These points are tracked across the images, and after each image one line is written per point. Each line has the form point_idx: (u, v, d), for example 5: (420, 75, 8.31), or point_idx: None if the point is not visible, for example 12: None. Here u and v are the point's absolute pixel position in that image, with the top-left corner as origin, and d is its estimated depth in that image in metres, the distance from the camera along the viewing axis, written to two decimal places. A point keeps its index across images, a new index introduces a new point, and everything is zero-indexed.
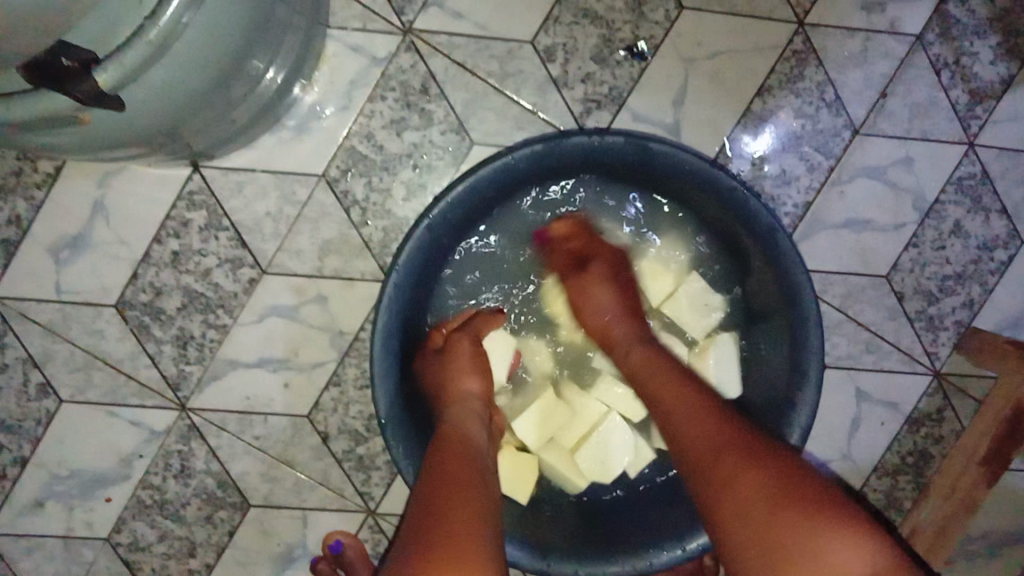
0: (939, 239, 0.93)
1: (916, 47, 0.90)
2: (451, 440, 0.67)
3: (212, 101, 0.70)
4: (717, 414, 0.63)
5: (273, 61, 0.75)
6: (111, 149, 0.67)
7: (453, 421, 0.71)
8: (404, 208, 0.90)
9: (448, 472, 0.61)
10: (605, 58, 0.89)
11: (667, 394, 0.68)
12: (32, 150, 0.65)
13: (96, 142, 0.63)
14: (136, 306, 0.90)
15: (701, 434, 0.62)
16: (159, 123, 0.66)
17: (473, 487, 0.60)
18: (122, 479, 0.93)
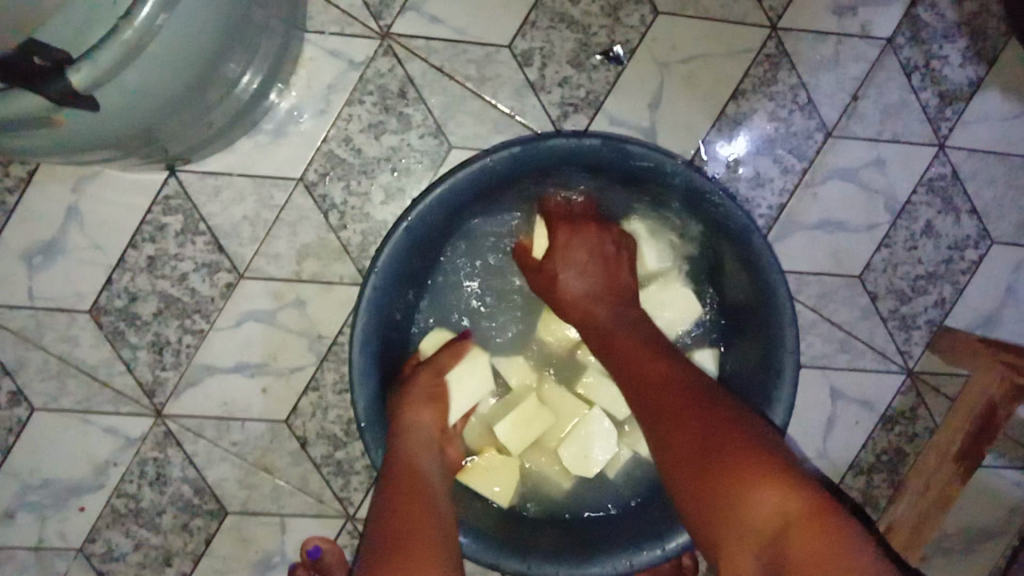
0: (911, 240, 0.95)
1: (886, 51, 0.92)
2: (404, 470, 0.68)
3: (189, 105, 0.70)
4: (669, 371, 0.66)
5: (248, 66, 0.75)
6: (86, 152, 0.67)
7: (406, 452, 0.71)
8: (383, 211, 0.90)
9: (401, 502, 0.63)
10: (581, 62, 0.90)
11: (626, 351, 0.70)
12: (7, 153, 0.65)
13: (70, 145, 0.63)
14: (111, 312, 0.89)
15: (655, 379, 0.66)
16: (135, 126, 0.65)
17: (424, 516, 0.62)
18: (96, 488, 0.91)
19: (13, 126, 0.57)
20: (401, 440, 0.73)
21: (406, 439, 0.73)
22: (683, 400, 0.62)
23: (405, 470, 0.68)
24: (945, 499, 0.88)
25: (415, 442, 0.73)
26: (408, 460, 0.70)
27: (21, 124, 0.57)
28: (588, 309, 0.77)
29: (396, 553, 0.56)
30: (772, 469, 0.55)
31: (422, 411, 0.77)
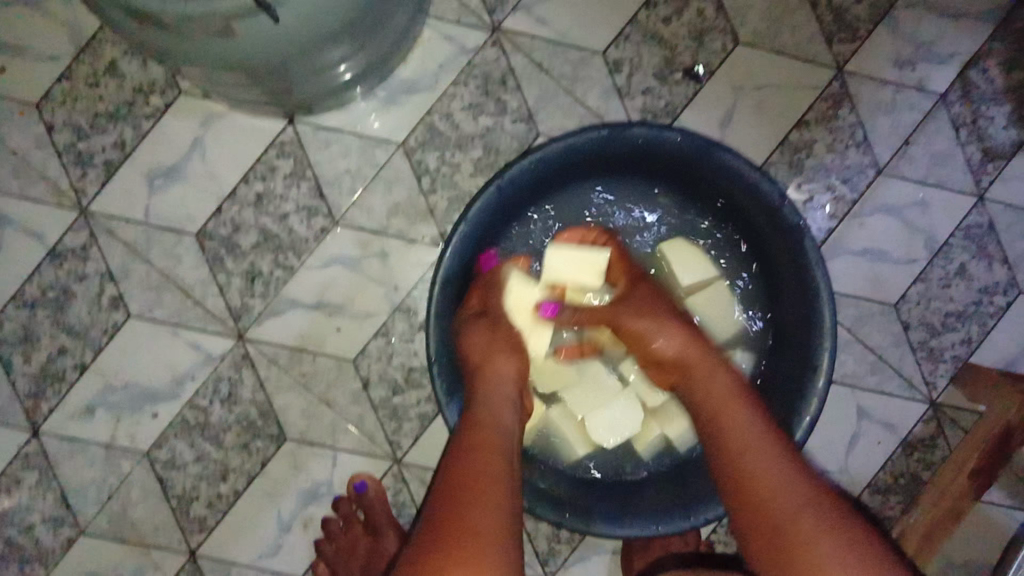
0: (945, 278, 1.03)
1: (939, 104, 1.02)
2: (485, 428, 0.73)
3: (321, 54, 0.79)
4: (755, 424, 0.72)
5: (353, 54, 0.85)
6: (231, 69, 0.77)
7: (488, 407, 0.77)
8: (470, 182, 0.99)
9: (475, 459, 0.69)
10: (665, 76, 1.00)
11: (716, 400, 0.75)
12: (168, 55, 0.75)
13: (229, 58, 0.73)
14: (215, 238, 0.99)
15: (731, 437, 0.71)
16: (280, 54, 0.75)
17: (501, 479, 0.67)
18: (172, 398, 0.99)
19: (187, 25, 0.67)
20: (479, 397, 0.78)
21: (484, 392, 0.79)
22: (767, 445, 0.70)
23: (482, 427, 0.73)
24: (956, 514, 0.95)
25: (498, 399, 0.78)
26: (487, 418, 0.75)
27: (205, 30, 0.67)
28: (683, 351, 0.80)
29: (462, 514, 0.63)
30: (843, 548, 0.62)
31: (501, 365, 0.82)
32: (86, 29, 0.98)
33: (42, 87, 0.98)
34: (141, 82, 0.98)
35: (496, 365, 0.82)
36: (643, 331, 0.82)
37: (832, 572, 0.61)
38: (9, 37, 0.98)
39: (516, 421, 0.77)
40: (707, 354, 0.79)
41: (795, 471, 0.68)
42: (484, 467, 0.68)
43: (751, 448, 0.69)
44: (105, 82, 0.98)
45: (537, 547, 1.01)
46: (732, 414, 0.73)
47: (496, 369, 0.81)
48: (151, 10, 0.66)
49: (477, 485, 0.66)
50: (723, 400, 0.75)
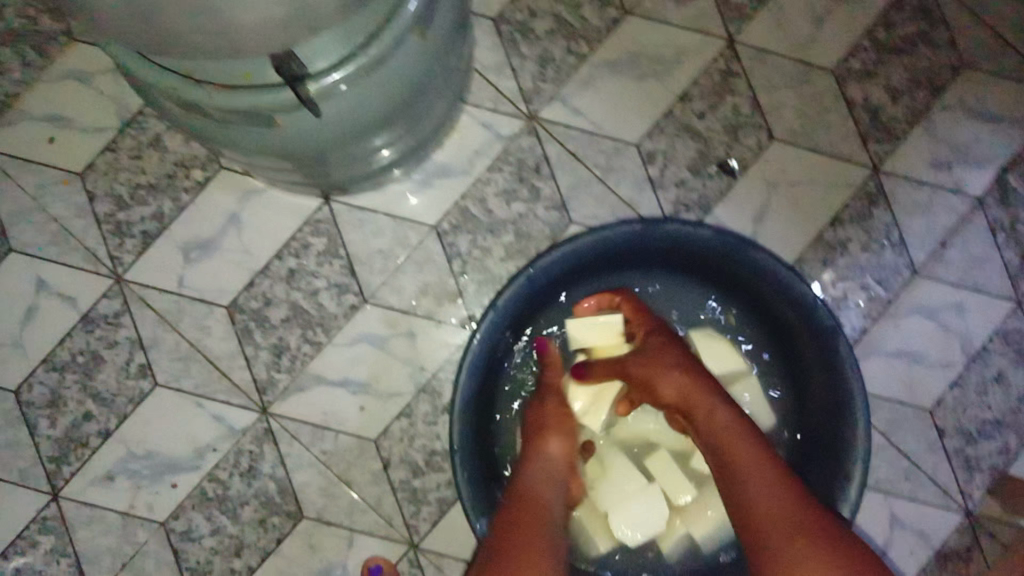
0: (982, 384, 1.00)
1: (975, 207, 1.01)
2: (526, 500, 0.74)
3: (356, 143, 0.82)
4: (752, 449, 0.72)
5: (390, 142, 0.87)
6: (268, 153, 0.79)
7: (532, 484, 0.77)
8: (500, 266, 1.00)
9: (520, 524, 0.70)
10: (699, 169, 1.01)
11: (710, 426, 0.75)
12: (208, 135, 0.77)
13: (270, 143, 0.75)
14: (245, 311, 0.99)
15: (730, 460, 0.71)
16: (321, 141, 0.77)
17: (540, 541, 0.68)
18: (192, 469, 0.99)
19: (233, 117, 0.70)
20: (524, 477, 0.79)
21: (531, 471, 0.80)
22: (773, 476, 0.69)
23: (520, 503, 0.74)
24: None
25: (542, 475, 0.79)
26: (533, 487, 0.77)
27: (249, 121, 0.70)
28: (681, 380, 0.79)
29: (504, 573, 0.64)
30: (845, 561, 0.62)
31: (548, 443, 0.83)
32: (136, 103, 1.02)
33: (90, 158, 1.02)
34: (185, 156, 1.01)
35: (545, 441, 0.83)
36: (649, 373, 0.81)
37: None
38: (62, 109, 1.02)
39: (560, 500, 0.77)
40: (706, 391, 0.77)
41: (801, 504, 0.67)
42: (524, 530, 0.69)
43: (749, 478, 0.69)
44: (151, 155, 1.01)
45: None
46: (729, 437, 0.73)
47: (543, 446, 0.82)
48: (197, 102, 0.67)
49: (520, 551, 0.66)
50: (718, 424, 0.75)
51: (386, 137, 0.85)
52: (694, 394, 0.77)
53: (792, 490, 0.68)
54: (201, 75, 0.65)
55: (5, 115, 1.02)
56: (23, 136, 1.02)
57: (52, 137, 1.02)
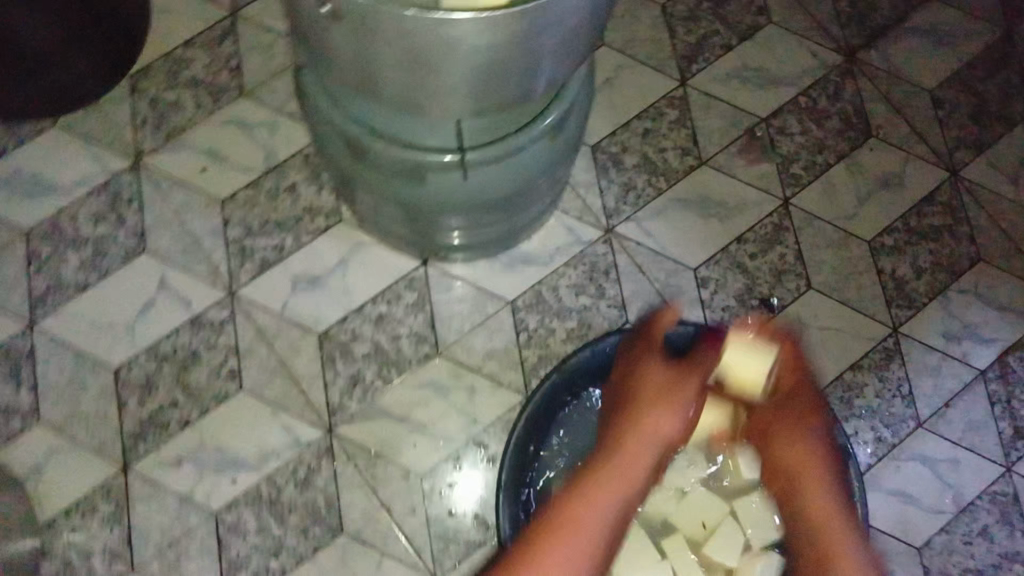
0: (970, 537, 1.10)
1: (978, 379, 1.15)
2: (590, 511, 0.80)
3: (477, 215, 0.99)
4: (829, 524, 0.87)
5: (505, 220, 1.05)
6: (402, 206, 0.97)
7: (660, 425, 0.88)
8: (560, 346, 1.14)
9: (626, 447, 0.85)
10: (743, 300, 1.17)
11: (801, 483, 0.92)
12: (361, 181, 0.96)
13: (407, 197, 0.94)
14: (334, 340, 1.14)
15: (819, 522, 0.88)
16: (444, 208, 0.95)
17: (628, 485, 0.82)
18: (253, 469, 1.09)
19: (390, 166, 0.88)
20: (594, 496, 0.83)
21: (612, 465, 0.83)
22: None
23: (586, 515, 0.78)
24: None
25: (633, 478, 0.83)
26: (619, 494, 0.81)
27: (401, 172, 0.89)
28: (795, 455, 0.93)
29: (596, 479, 0.81)
30: None
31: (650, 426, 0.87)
32: (283, 154, 1.21)
33: (235, 188, 1.20)
34: (313, 204, 1.19)
35: (683, 404, 0.90)
36: (772, 431, 0.95)
37: None
38: (221, 145, 1.21)
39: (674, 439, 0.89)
40: (808, 437, 0.93)
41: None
42: (630, 458, 0.84)
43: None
44: (285, 197, 1.19)
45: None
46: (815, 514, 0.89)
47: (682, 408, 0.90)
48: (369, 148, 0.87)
49: (627, 481, 0.82)
50: (815, 489, 0.90)
51: (501, 215, 1.02)
52: (798, 451, 0.93)
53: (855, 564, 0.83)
54: (381, 129, 0.85)
55: (171, 143, 1.22)
56: (182, 161, 1.21)
57: (206, 166, 1.21)
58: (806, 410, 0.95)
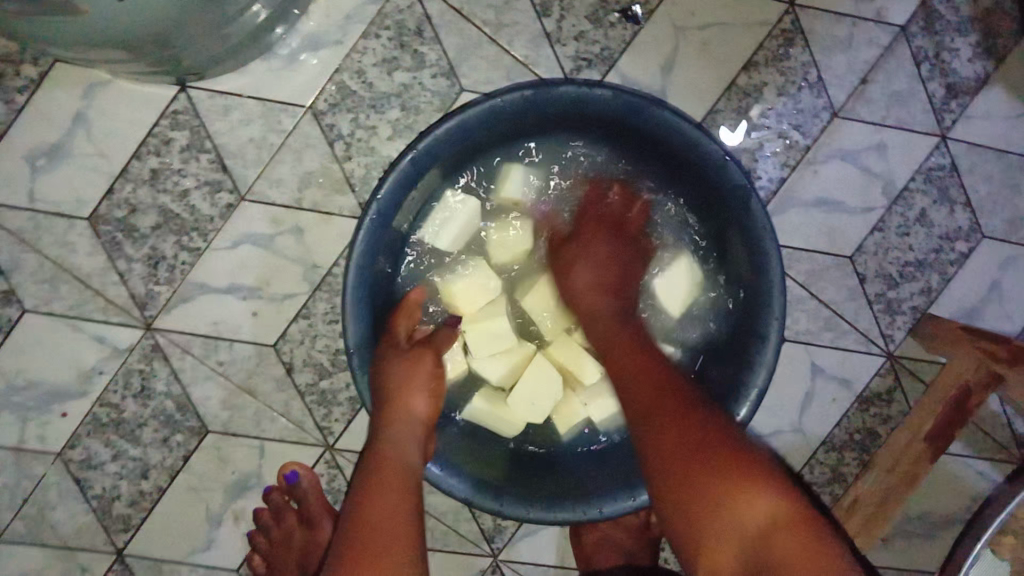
0: (905, 226, 0.96)
1: (899, 38, 0.93)
2: (388, 469, 0.67)
3: (206, 14, 0.69)
4: (694, 441, 0.60)
5: (252, 1, 0.74)
6: (103, 50, 0.68)
7: (591, 261, 0.81)
8: (388, 146, 0.90)
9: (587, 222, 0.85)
10: (599, 18, 0.90)
11: (621, 357, 0.71)
12: (24, 36, 0.66)
13: (93, 38, 0.65)
14: (110, 221, 0.89)
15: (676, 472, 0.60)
16: (157, 29, 0.66)
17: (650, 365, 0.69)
18: (80, 395, 0.92)
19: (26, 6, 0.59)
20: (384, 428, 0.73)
21: (577, 252, 0.82)
22: (714, 458, 0.59)
23: (591, 309, 0.78)
24: (912, 477, 0.91)
25: (589, 254, 0.82)
26: (392, 387, 0.75)
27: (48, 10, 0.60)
28: (591, 301, 0.78)
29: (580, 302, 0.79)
30: (728, 460, 0.59)
31: (585, 268, 0.81)
32: None
33: None
34: (11, 48, 0.86)
35: (568, 275, 0.81)
36: (576, 254, 0.82)
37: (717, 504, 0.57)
38: None
39: (612, 298, 0.79)
40: (602, 293, 0.79)
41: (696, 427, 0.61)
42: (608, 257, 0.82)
43: (703, 428, 0.61)
44: None
45: (495, 549, 0.97)
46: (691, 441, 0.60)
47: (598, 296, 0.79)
48: None
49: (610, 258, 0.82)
50: (625, 357, 0.71)
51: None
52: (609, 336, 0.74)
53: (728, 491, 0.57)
54: None
55: None
56: None
57: None
58: (615, 258, 0.82)
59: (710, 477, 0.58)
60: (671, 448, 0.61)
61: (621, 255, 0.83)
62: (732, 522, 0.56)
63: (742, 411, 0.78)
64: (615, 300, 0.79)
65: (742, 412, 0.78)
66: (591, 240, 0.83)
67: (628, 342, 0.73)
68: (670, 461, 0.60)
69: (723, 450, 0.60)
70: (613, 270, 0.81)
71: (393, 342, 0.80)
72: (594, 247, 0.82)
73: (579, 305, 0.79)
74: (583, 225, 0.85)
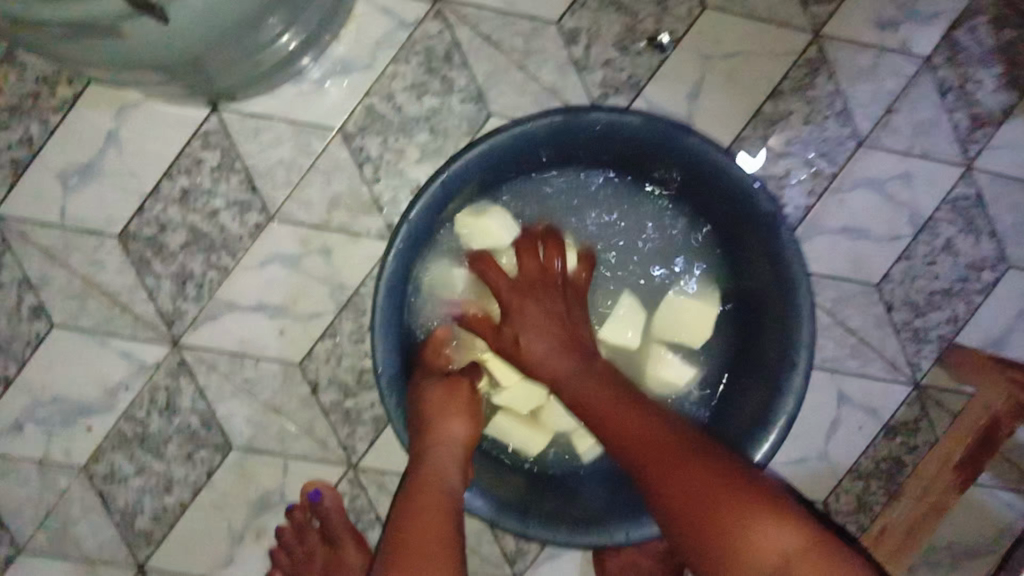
0: (930, 255, 0.96)
1: (923, 69, 0.94)
2: (428, 491, 0.68)
3: (242, 39, 0.70)
4: (694, 481, 0.61)
5: (288, 28, 0.75)
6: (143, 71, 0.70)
7: (529, 336, 0.78)
8: (416, 169, 0.91)
9: (526, 282, 0.81)
10: (626, 46, 0.91)
11: (599, 407, 0.71)
12: (67, 59, 0.68)
13: (134, 61, 0.66)
14: (140, 239, 0.91)
15: (681, 511, 0.61)
16: (197, 52, 0.68)
17: (632, 406, 0.70)
18: (106, 411, 0.92)
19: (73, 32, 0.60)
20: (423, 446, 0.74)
21: (517, 325, 0.79)
22: (724, 495, 0.60)
23: (555, 376, 0.76)
24: (941, 507, 0.91)
25: (528, 323, 0.78)
26: (427, 413, 0.76)
27: (93, 36, 0.61)
28: (555, 367, 0.76)
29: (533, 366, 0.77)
30: (747, 500, 0.60)
31: (535, 338, 0.77)
32: None
33: None
34: (48, 69, 0.88)
35: (518, 329, 0.79)
36: (517, 332, 0.79)
37: (736, 539, 0.58)
38: None
39: (574, 365, 0.75)
40: (564, 356, 0.76)
41: (695, 469, 0.62)
42: (558, 325, 0.78)
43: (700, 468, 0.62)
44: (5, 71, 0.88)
45: (516, 571, 0.97)
46: (691, 474, 0.62)
47: (558, 372, 0.76)
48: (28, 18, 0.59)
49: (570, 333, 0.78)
50: (610, 409, 0.70)
51: (277, 25, 0.73)
52: (584, 390, 0.73)
53: (740, 525, 0.58)
54: None
55: None
56: None
57: None
58: (563, 317, 0.79)
59: (723, 517, 0.59)
60: (693, 497, 0.61)
61: (558, 311, 0.79)
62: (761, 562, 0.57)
63: (771, 436, 0.79)
64: (587, 360, 0.76)
65: (770, 437, 0.79)
66: (524, 304, 0.79)
67: (610, 396, 0.71)
68: (676, 497, 0.62)
69: (728, 497, 0.60)
70: (556, 332, 0.78)
71: (428, 370, 0.82)
72: (542, 334, 0.77)
73: (548, 372, 0.76)
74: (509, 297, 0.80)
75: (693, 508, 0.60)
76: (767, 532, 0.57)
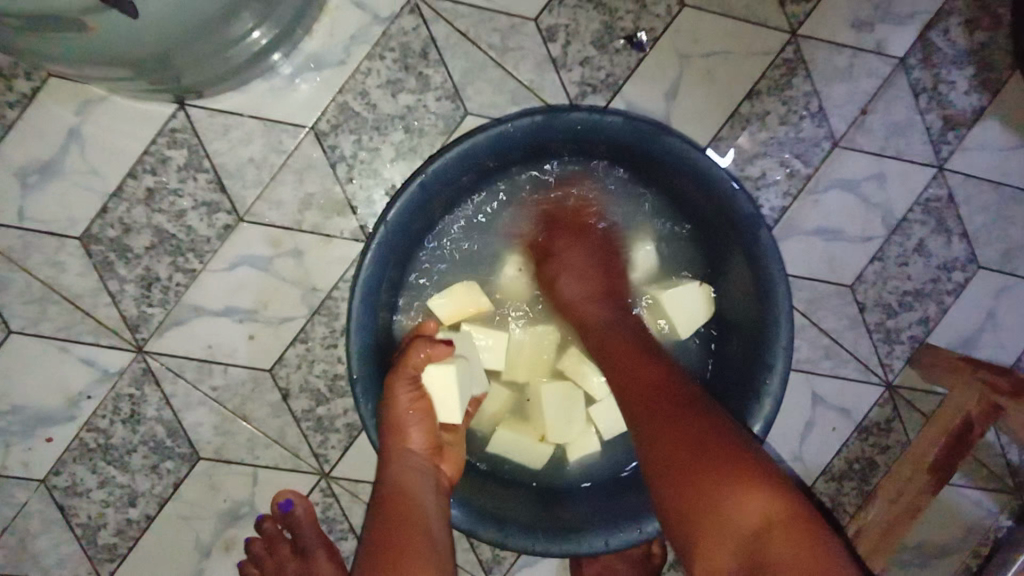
0: (903, 255, 0.97)
1: (898, 70, 0.94)
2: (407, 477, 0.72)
3: (211, 33, 0.68)
4: (688, 406, 0.61)
5: (259, 23, 0.73)
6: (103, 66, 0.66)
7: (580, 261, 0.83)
8: (391, 168, 0.89)
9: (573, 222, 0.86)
10: (605, 45, 0.90)
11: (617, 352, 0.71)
12: (22, 51, 0.64)
13: (95, 54, 0.63)
14: (102, 241, 0.87)
15: (654, 420, 0.62)
16: (165, 48, 0.65)
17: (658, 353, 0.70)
18: (66, 420, 0.88)
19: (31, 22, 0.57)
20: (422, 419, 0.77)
21: (559, 265, 0.83)
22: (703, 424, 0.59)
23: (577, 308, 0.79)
24: (914, 510, 0.91)
25: (571, 267, 0.82)
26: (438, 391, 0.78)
27: (53, 27, 0.58)
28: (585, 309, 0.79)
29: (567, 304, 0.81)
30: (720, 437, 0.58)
31: (570, 280, 0.81)
32: None
33: None
34: (3, 62, 0.83)
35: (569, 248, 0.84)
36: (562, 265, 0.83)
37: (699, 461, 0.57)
38: None
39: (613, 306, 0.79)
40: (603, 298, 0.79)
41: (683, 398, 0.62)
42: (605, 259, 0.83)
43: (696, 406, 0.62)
44: None
45: None
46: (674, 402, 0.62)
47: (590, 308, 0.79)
48: None
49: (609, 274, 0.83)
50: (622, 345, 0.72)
51: (248, 21, 0.71)
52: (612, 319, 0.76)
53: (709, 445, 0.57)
54: None
55: None
56: None
57: None
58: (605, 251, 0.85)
59: (693, 431, 0.59)
60: (655, 407, 0.63)
61: (601, 264, 0.83)
62: (729, 528, 0.53)
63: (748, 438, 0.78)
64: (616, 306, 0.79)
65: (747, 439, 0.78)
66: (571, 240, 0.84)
67: (623, 343, 0.72)
68: (658, 413, 0.62)
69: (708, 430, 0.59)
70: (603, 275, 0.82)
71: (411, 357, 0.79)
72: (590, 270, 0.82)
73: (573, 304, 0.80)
74: (556, 241, 0.85)
75: (670, 419, 0.60)
76: (701, 464, 0.56)
